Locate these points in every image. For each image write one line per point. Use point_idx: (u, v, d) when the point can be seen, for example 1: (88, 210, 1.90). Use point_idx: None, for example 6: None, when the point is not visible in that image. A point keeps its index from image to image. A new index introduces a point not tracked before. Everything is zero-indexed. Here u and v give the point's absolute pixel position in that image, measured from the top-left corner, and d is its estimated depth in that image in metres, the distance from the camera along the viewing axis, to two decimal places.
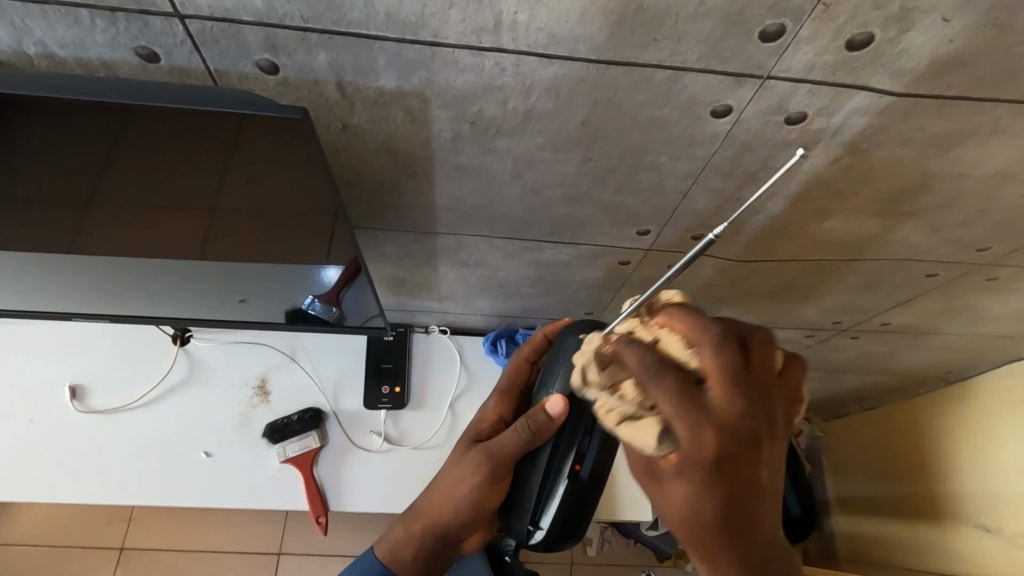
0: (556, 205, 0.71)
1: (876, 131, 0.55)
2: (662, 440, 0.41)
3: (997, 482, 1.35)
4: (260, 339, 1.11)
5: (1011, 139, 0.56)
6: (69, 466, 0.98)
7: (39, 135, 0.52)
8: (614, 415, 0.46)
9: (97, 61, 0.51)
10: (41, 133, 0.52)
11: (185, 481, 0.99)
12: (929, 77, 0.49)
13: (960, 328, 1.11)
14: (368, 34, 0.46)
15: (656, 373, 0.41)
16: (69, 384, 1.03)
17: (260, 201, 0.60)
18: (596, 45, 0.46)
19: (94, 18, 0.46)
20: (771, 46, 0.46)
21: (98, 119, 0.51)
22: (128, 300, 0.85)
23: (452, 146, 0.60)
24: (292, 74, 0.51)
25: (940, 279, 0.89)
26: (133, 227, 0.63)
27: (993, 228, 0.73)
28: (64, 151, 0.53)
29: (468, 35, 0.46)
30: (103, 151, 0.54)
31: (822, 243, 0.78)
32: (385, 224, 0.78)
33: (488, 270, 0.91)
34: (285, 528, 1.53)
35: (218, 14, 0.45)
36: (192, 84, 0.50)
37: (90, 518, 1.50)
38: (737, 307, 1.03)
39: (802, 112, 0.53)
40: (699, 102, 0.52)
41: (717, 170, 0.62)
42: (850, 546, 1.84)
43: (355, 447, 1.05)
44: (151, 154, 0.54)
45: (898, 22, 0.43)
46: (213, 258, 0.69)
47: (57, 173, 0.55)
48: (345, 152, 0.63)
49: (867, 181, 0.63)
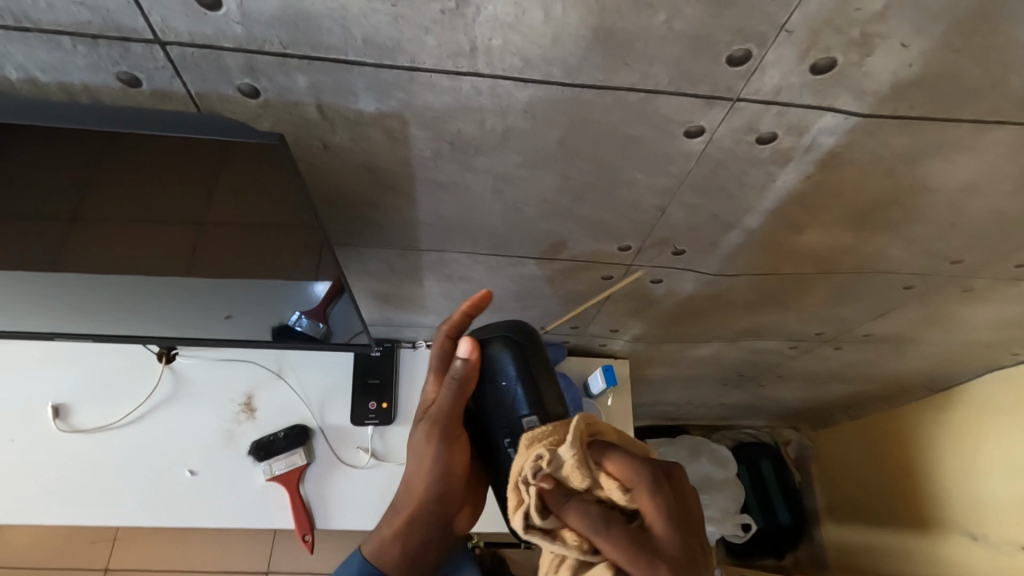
0: (538, 221, 0.72)
1: (844, 148, 0.57)
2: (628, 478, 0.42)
3: (984, 488, 1.38)
4: (246, 355, 1.10)
5: (975, 155, 0.58)
6: (54, 486, 0.98)
7: (19, 167, 0.51)
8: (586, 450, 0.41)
9: (78, 84, 0.51)
10: (36, 166, 0.51)
11: (172, 501, 0.99)
12: (892, 97, 0.50)
13: (939, 338, 1.13)
14: (346, 59, 0.47)
15: (593, 517, 0.46)
16: (52, 404, 1.02)
17: (258, 216, 0.62)
18: (569, 68, 0.48)
19: (76, 44, 0.46)
20: (737, 70, 0.48)
21: (95, 144, 0.50)
22: (114, 319, 0.85)
23: (433, 164, 0.62)
24: (272, 97, 0.52)
25: (917, 289, 0.90)
26: (132, 243, 0.62)
27: (966, 240, 0.75)
28: (58, 177, 0.53)
29: (444, 59, 0.47)
30: (90, 181, 0.54)
31: (799, 256, 0.79)
32: (369, 240, 0.78)
33: (473, 284, 0.92)
34: (273, 547, 1.51)
35: (198, 41, 0.46)
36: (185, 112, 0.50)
37: (74, 539, 1.48)
38: (719, 319, 1.04)
39: (770, 131, 0.55)
40: (672, 122, 0.54)
41: (693, 187, 0.64)
42: (839, 553, 1.85)
43: (342, 463, 1.05)
44: (136, 176, 0.54)
45: (858, 47, 0.45)
46: (203, 272, 0.70)
47: (55, 200, 0.55)
48: (328, 171, 0.63)
49: (838, 196, 0.65)
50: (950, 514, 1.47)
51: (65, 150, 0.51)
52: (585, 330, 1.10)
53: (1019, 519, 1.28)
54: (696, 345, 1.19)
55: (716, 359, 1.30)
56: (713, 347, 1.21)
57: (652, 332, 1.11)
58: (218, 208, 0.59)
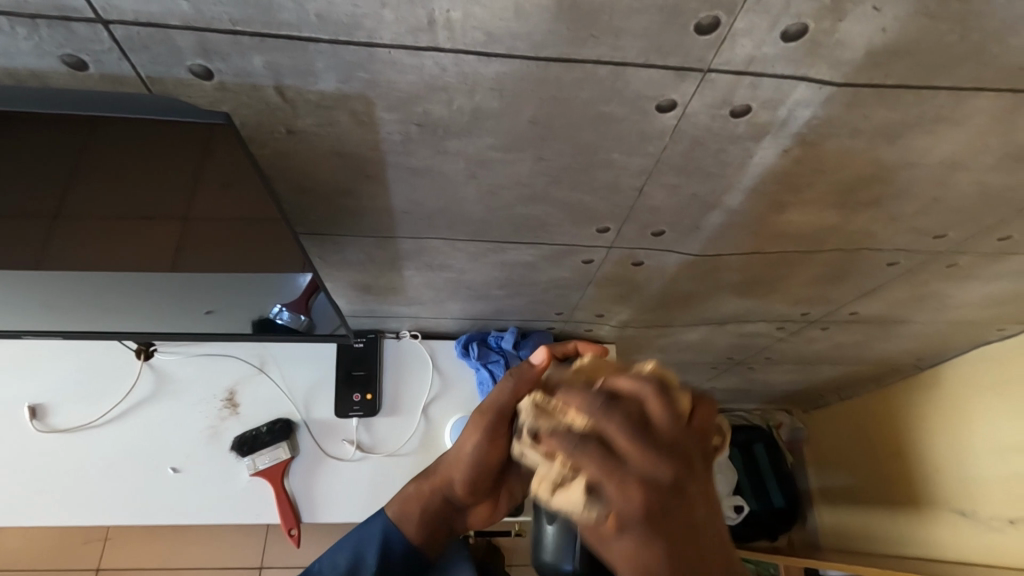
0: (515, 205, 0.70)
1: (823, 122, 0.56)
2: (592, 504, 0.34)
3: (972, 465, 1.39)
4: (227, 351, 1.08)
5: (956, 126, 0.57)
6: (31, 487, 0.96)
7: None
8: (546, 487, 0.37)
9: (23, 69, 0.49)
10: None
11: (155, 498, 0.98)
12: (868, 67, 0.49)
13: (927, 316, 1.12)
14: (302, 36, 0.45)
15: (595, 415, 0.35)
16: (30, 404, 1.00)
17: (230, 206, 0.59)
18: (534, 42, 0.46)
19: (15, 26, 0.44)
20: (708, 40, 0.46)
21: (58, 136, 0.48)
22: (85, 316, 0.83)
23: (402, 148, 0.60)
24: (228, 79, 0.50)
25: (903, 267, 0.90)
26: (109, 241, 0.60)
27: (949, 215, 0.74)
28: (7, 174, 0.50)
29: (403, 35, 0.45)
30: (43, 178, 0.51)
31: (782, 236, 0.78)
32: (343, 229, 0.76)
33: (454, 272, 0.90)
34: (266, 543, 1.50)
35: (144, 20, 0.44)
36: (147, 96, 0.48)
37: (64, 539, 1.47)
38: (705, 302, 1.03)
39: (747, 105, 0.53)
40: (645, 97, 0.52)
41: (670, 166, 0.62)
42: (834, 535, 1.86)
43: (328, 456, 1.03)
44: (95, 175, 0.52)
45: (832, 13, 0.43)
46: (183, 269, 0.68)
47: (17, 196, 0.52)
48: (294, 157, 0.61)
49: (820, 172, 0.64)
50: (940, 491, 1.48)
51: (22, 145, 0.48)
52: (570, 317, 1.09)
53: (1006, 497, 1.29)
54: (683, 329, 1.18)
55: (704, 343, 1.29)
56: (700, 331, 1.20)
57: (638, 318, 1.10)
58: (189, 199, 0.56)
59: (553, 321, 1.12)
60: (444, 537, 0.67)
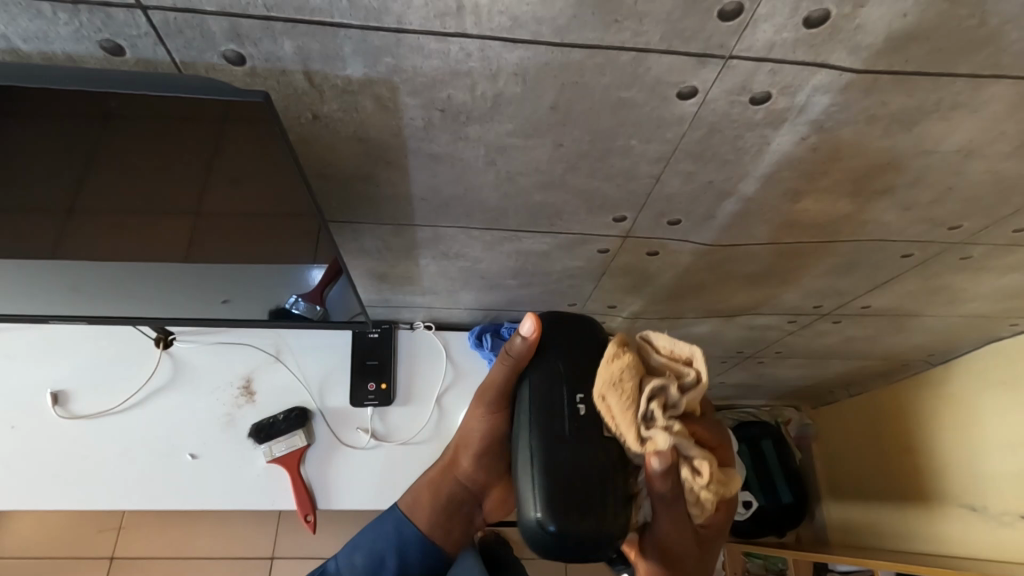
0: (532, 192, 0.71)
1: (839, 109, 0.56)
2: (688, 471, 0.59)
3: (983, 460, 1.39)
4: (244, 339, 1.09)
5: (973, 114, 0.57)
6: (52, 471, 0.98)
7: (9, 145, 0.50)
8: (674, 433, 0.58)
9: (61, 54, 0.50)
10: (29, 128, 0.49)
11: (173, 484, 0.99)
12: (887, 52, 0.50)
13: (938, 309, 1.13)
14: (332, 21, 0.47)
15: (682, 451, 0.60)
16: (51, 391, 1.02)
17: (248, 198, 0.60)
18: (558, 27, 0.47)
19: (57, 11, 0.45)
20: (729, 25, 0.47)
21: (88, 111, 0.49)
22: (108, 302, 0.85)
23: (424, 134, 0.61)
24: (259, 64, 0.51)
25: (916, 259, 0.90)
26: (134, 228, 0.61)
27: (964, 205, 0.74)
28: (49, 154, 0.52)
29: (431, 20, 0.47)
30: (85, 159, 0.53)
31: (796, 225, 0.79)
32: (362, 217, 0.78)
33: (468, 262, 0.91)
34: (278, 533, 1.51)
35: (180, 5, 0.45)
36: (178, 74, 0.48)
37: (79, 527, 1.49)
38: (716, 294, 1.04)
39: (766, 91, 0.54)
40: (665, 83, 0.53)
41: (687, 153, 0.63)
42: (843, 531, 1.86)
43: (343, 444, 1.05)
44: (135, 157, 0.53)
45: None
46: (201, 258, 0.69)
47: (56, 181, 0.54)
48: (318, 144, 0.63)
49: (836, 160, 0.64)
50: (950, 486, 1.48)
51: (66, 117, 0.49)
52: (582, 308, 1.10)
53: (1017, 491, 1.29)
54: (694, 321, 1.19)
55: (715, 336, 1.29)
56: (712, 323, 1.20)
57: (650, 309, 1.11)
58: (217, 183, 0.58)
59: (565, 312, 1.13)
60: (455, 527, 0.76)
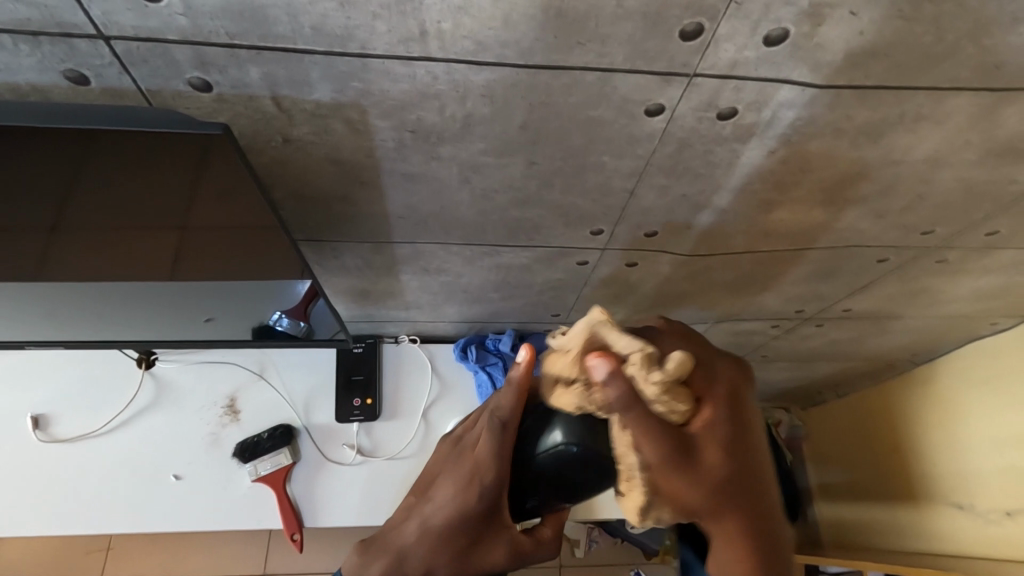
0: (508, 208, 0.71)
1: (806, 123, 0.57)
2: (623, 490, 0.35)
3: (970, 457, 1.40)
4: (227, 358, 1.09)
5: (937, 125, 0.58)
6: (33, 496, 0.97)
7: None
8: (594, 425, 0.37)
9: (25, 84, 0.50)
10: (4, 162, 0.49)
11: (157, 506, 0.98)
12: (848, 69, 0.50)
13: (919, 312, 1.14)
14: (297, 48, 0.47)
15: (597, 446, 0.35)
16: (31, 415, 1.01)
17: (226, 216, 0.60)
18: (523, 50, 0.47)
19: (18, 43, 0.45)
20: (692, 45, 0.47)
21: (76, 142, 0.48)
22: (87, 326, 0.84)
23: (396, 154, 0.61)
24: (226, 90, 0.51)
25: (893, 263, 0.91)
26: (112, 250, 0.61)
27: (936, 211, 0.75)
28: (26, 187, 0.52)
29: (395, 45, 0.47)
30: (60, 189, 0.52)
31: (772, 234, 0.79)
32: (340, 236, 0.78)
33: (449, 276, 0.91)
34: (268, 550, 1.50)
35: (143, 35, 0.45)
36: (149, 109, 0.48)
37: (65, 551, 1.47)
38: (697, 302, 1.05)
39: (732, 107, 0.55)
40: (632, 101, 0.54)
41: (659, 168, 0.64)
42: (834, 532, 1.86)
43: (328, 461, 1.04)
44: (110, 184, 0.53)
45: (810, 17, 0.45)
46: (183, 276, 0.69)
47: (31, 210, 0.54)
48: (292, 165, 0.63)
49: (806, 172, 0.65)
50: (938, 484, 1.49)
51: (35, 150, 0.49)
52: (566, 318, 1.10)
53: (1002, 489, 1.30)
54: None
55: None
56: (696, 330, 1.21)
57: (634, 318, 1.11)
58: (189, 206, 0.57)
59: (550, 323, 1.13)
60: None
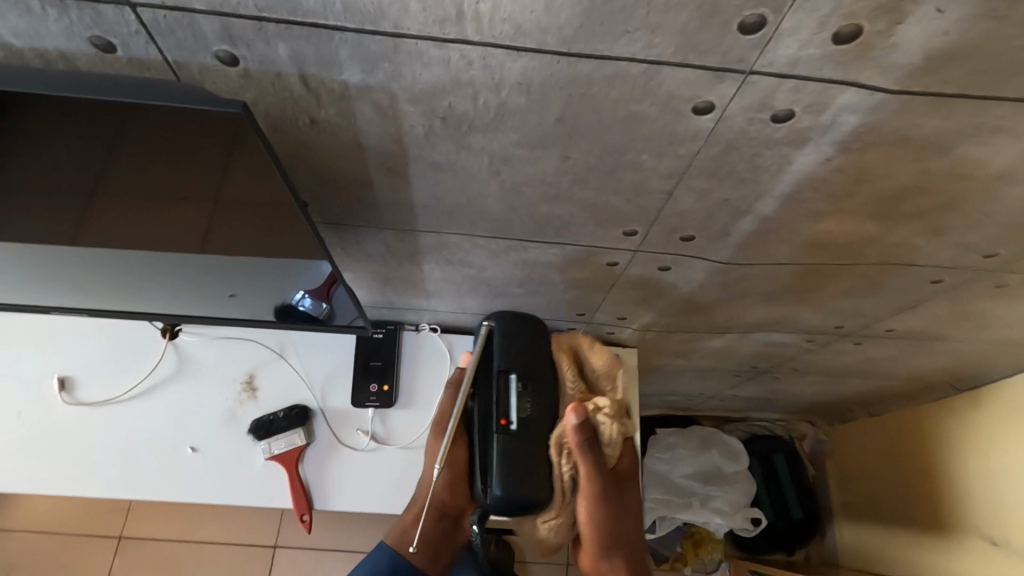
0: (538, 204, 0.68)
1: (869, 130, 0.52)
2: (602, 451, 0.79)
3: (1007, 491, 1.32)
4: (248, 335, 1.09)
5: (1016, 139, 0.53)
6: (57, 457, 0.99)
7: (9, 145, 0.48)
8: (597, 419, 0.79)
9: (53, 51, 0.49)
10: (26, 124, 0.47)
11: (174, 475, 1.00)
12: (924, 72, 0.46)
13: (968, 335, 1.07)
14: (326, 24, 0.44)
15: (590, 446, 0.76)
16: (58, 376, 1.03)
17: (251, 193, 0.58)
18: (565, 37, 0.44)
19: (45, 7, 0.44)
20: (751, 38, 0.43)
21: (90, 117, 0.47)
22: (114, 295, 0.85)
23: (426, 141, 0.58)
24: (252, 66, 0.49)
25: (946, 283, 0.85)
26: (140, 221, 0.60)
27: (1002, 231, 0.69)
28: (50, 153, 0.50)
29: (430, 26, 0.44)
30: (85, 157, 0.51)
31: (818, 246, 0.74)
32: (364, 221, 0.76)
33: (474, 269, 0.89)
34: (281, 523, 1.53)
35: (168, 3, 0.43)
36: (172, 82, 0.46)
37: (89, 509, 1.51)
38: (729, 310, 1.00)
39: (788, 109, 0.50)
40: (678, 98, 0.50)
41: (701, 170, 0.60)
42: (857, 553, 1.80)
43: (341, 445, 1.04)
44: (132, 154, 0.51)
45: (887, 13, 0.41)
46: (215, 249, 0.66)
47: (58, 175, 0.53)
48: (318, 148, 0.61)
49: (862, 182, 0.60)
50: (970, 516, 1.41)
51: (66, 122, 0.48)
52: (591, 317, 1.07)
53: None
54: (707, 335, 1.15)
55: (728, 351, 1.25)
56: (725, 339, 1.16)
57: (661, 321, 1.07)
58: (213, 182, 0.55)
59: (574, 322, 1.10)
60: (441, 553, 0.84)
